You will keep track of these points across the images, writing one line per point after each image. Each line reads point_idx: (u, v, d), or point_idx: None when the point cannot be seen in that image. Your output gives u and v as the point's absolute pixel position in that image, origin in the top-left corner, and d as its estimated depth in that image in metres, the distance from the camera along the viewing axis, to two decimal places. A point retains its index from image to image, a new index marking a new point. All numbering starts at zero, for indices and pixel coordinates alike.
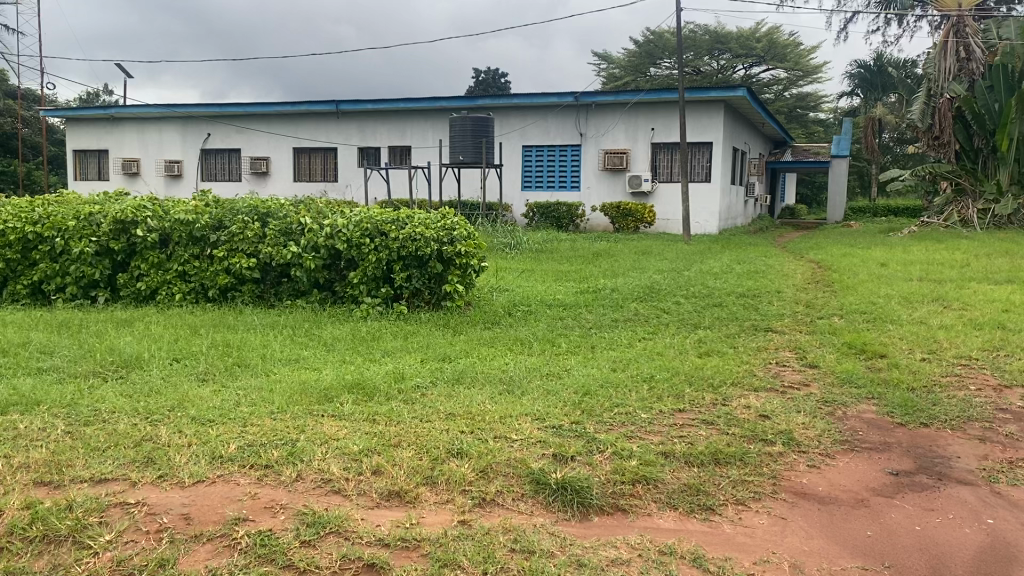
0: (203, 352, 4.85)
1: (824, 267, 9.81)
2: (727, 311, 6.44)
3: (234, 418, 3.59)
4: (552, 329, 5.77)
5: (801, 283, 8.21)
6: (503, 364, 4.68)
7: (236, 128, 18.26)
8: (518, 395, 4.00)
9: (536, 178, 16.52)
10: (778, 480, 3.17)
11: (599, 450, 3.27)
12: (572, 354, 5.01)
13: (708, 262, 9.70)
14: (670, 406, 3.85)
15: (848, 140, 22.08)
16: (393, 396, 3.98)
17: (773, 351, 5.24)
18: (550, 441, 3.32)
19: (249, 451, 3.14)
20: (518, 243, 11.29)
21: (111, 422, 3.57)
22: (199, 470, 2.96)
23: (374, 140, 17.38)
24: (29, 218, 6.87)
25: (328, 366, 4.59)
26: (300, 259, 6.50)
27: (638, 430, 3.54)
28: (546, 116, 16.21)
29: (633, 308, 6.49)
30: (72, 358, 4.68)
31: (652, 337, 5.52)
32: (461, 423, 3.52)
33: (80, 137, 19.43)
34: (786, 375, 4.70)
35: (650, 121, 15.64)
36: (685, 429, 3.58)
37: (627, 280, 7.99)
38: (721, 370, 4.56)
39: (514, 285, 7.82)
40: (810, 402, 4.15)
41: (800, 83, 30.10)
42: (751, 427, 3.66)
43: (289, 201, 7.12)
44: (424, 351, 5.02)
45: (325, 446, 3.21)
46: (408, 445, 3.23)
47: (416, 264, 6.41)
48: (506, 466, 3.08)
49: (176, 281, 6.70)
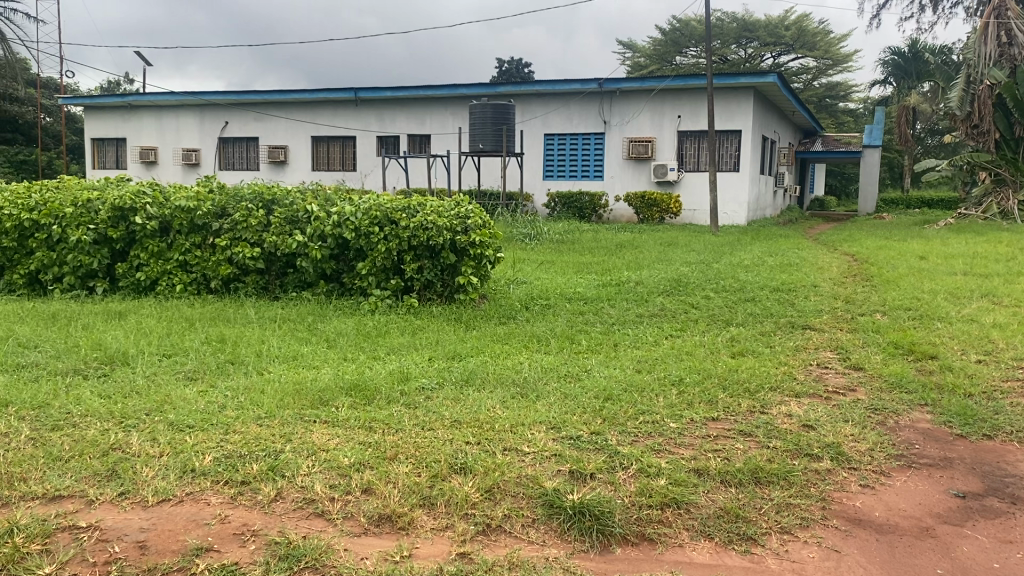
0: (195, 348, 4.52)
1: (859, 261, 9.30)
2: (760, 306, 6.01)
3: (214, 423, 3.22)
4: (572, 324, 5.39)
5: (838, 277, 7.73)
6: (517, 363, 4.29)
7: (254, 117, 17.97)
8: (532, 399, 3.62)
9: (558, 167, 16.10)
10: (828, 503, 2.76)
11: (622, 466, 2.88)
12: (593, 353, 4.61)
13: (738, 254, 9.25)
14: (702, 414, 3.45)
15: (881, 129, 21.46)
16: (395, 399, 3.61)
17: (813, 351, 4.81)
18: (566, 455, 2.93)
19: (225, 464, 2.77)
20: (539, 233, 10.89)
21: (80, 426, 3.22)
22: (165, 486, 2.59)
23: (393, 129, 17.03)
24: (25, 204, 6.57)
25: (327, 365, 4.23)
26: (305, 249, 6.15)
27: (666, 442, 3.14)
28: (569, 103, 15.77)
29: (659, 303, 6.09)
30: (54, 354, 4.35)
31: (680, 335, 5.12)
32: (466, 432, 3.14)
33: (97, 124, 19.24)
34: (830, 378, 4.27)
35: (676, 109, 15.15)
36: (719, 442, 3.17)
37: (652, 272, 7.59)
38: (757, 373, 4.14)
39: (532, 277, 7.45)
40: (857, 410, 3.72)
41: (830, 72, 29.38)
42: (794, 439, 3.25)
43: (298, 188, 6.75)
44: (432, 348, 4.66)
45: (313, 458, 2.84)
46: (405, 460, 2.86)
47: (428, 255, 6.05)
48: (516, 484, 2.70)
49: (176, 271, 6.39)
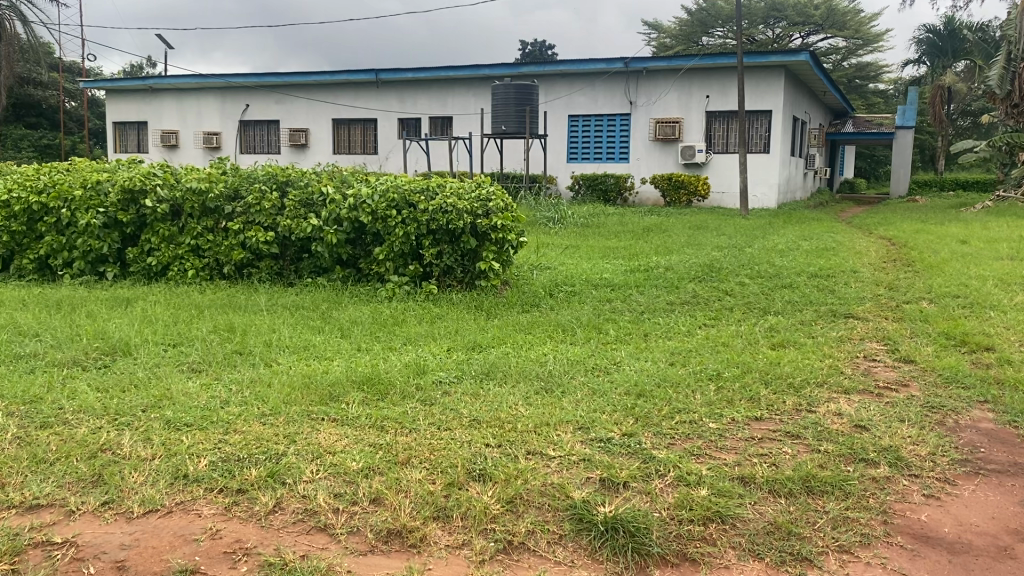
0: (202, 338, 4.28)
1: (898, 245, 8.92)
2: (798, 293, 5.69)
3: (215, 422, 2.98)
4: (599, 312, 5.10)
5: (877, 262, 7.36)
6: (541, 355, 4.01)
7: (275, 100, 17.75)
8: (558, 395, 3.35)
9: (582, 149, 15.73)
10: (891, 517, 2.46)
11: (658, 474, 2.59)
12: (622, 344, 4.32)
13: (771, 238, 8.91)
14: (744, 413, 3.16)
15: (914, 109, 20.86)
16: (410, 395, 3.35)
17: (858, 342, 4.49)
18: (596, 460, 2.65)
19: (221, 469, 2.52)
20: (562, 217, 10.58)
21: (71, 424, 2.99)
22: (152, 495, 2.35)
23: (415, 110, 16.73)
24: (33, 186, 6.36)
25: (340, 357, 3.97)
26: (320, 233, 5.90)
27: (707, 446, 2.85)
28: (594, 83, 15.41)
29: (691, 290, 5.77)
30: (55, 344, 4.13)
31: (714, 324, 4.82)
32: (486, 433, 2.87)
33: (119, 108, 19.12)
34: (878, 372, 3.95)
35: (704, 89, 14.74)
36: (765, 446, 2.88)
37: (682, 257, 7.27)
38: (801, 367, 3.83)
39: (555, 262, 7.14)
40: (913, 408, 3.39)
41: (860, 52, 28.70)
42: (848, 442, 2.95)
43: (313, 169, 6.49)
44: (451, 338, 4.39)
45: (318, 462, 2.59)
46: (419, 464, 2.60)
47: (448, 239, 5.79)
48: (542, 494, 2.43)
49: (188, 256, 6.16)
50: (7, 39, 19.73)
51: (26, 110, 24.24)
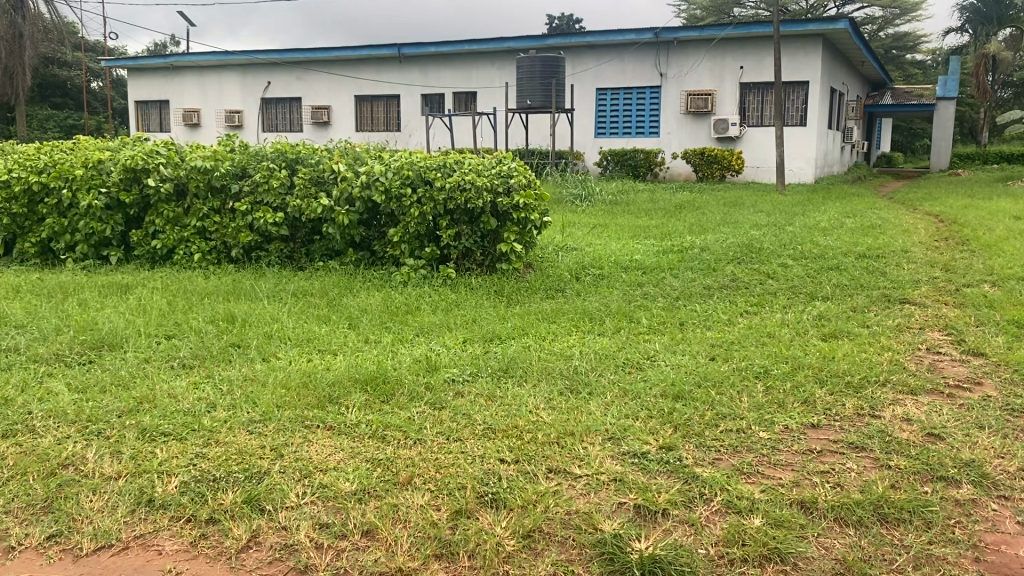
0: (200, 329, 3.95)
1: (946, 221, 8.42)
2: (846, 276, 5.24)
3: (196, 431, 2.63)
4: (629, 298, 4.70)
5: (928, 240, 6.88)
6: (566, 349, 3.62)
7: (296, 76, 17.41)
8: (585, 398, 2.97)
9: (611, 123, 15.22)
10: (983, 554, 2.04)
11: (704, 498, 2.20)
12: (657, 335, 3.92)
13: (811, 215, 8.44)
14: (798, 421, 2.76)
15: (956, 79, 20.00)
16: (418, 396, 2.98)
17: (917, 331, 4.05)
18: (630, 481, 2.27)
19: (193, 492, 2.17)
20: (591, 194, 10.15)
21: (36, 433, 2.66)
22: (108, 527, 2.01)
23: (438, 84, 16.30)
24: (34, 166, 6.04)
25: (346, 352, 3.61)
26: (331, 214, 5.53)
27: (759, 462, 2.45)
28: (623, 54, 14.89)
29: (729, 272, 5.34)
30: (39, 337, 3.81)
31: (757, 312, 4.40)
32: (504, 444, 2.51)
33: (141, 86, 18.90)
34: (946, 368, 3.50)
35: (738, 59, 14.15)
36: (826, 461, 2.48)
37: (718, 236, 6.82)
38: (859, 363, 3.40)
39: (582, 242, 6.75)
40: (991, 412, 2.94)
41: (897, 22, 27.79)
42: (922, 456, 2.53)
43: (324, 145, 6.10)
44: (468, 328, 4.02)
45: (305, 482, 2.24)
46: (423, 486, 2.23)
47: (466, 219, 5.41)
48: (566, 526, 2.05)
49: (194, 239, 5.83)
50: (30, 19, 19.31)
51: (51, 90, 24.16)
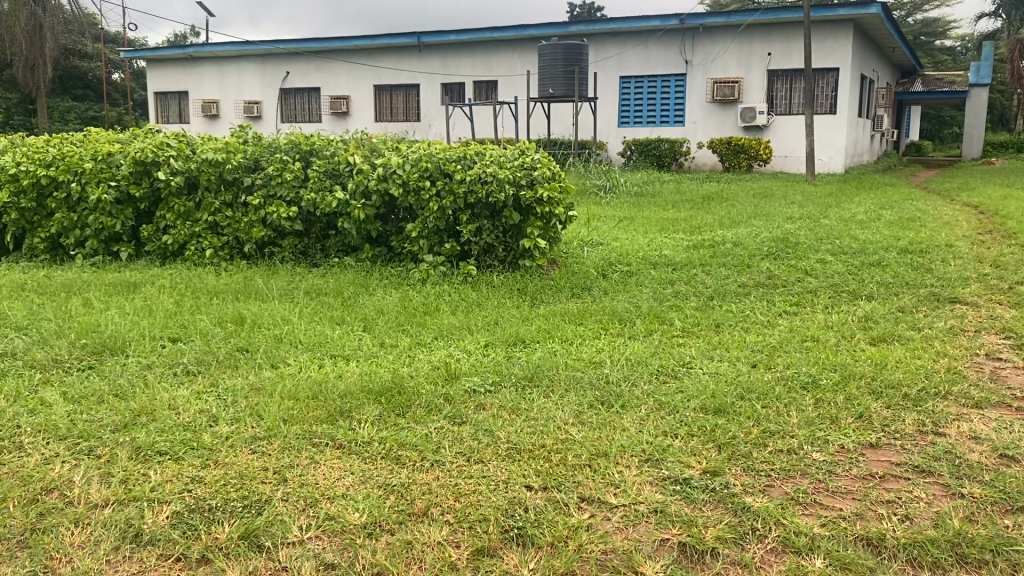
0: (208, 332, 3.73)
1: (987, 213, 8.06)
2: (890, 273, 4.94)
3: (196, 451, 2.41)
4: (661, 297, 4.44)
5: (972, 233, 6.55)
6: (596, 354, 3.37)
7: (315, 66, 17.21)
8: (618, 412, 2.71)
9: (635, 112, 14.91)
10: None
11: (756, 534, 1.95)
12: (692, 338, 3.67)
13: (846, 207, 8.12)
14: (856, 440, 2.50)
15: (990, 65, 19.44)
16: (438, 410, 2.75)
17: (973, 335, 3.76)
18: (672, 513, 2.02)
19: (186, 525, 1.96)
20: (615, 185, 9.87)
21: (23, 452, 2.45)
22: (87, 567, 1.80)
23: (458, 74, 16.04)
24: (43, 159, 5.84)
25: (359, 357, 3.38)
26: (347, 208, 5.30)
27: (815, 489, 2.19)
28: (648, 42, 14.56)
29: (765, 269, 5.06)
30: (39, 341, 3.61)
31: (798, 312, 4.13)
32: (531, 466, 2.28)
33: (160, 78, 18.80)
34: (1011, 377, 3.21)
35: (766, 45, 13.79)
36: (891, 488, 2.22)
37: (750, 230, 6.53)
38: (915, 372, 3.12)
39: (608, 236, 6.50)
40: None
41: (927, 8, 27.27)
42: (999, 482, 2.25)
43: (341, 136, 5.88)
44: (490, 331, 3.77)
45: (309, 513, 2.01)
46: (441, 519, 1.99)
47: (487, 214, 5.17)
48: (601, 568, 1.82)
49: (206, 234, 5.64)
50: None
51: (72, 82, 24.13)
